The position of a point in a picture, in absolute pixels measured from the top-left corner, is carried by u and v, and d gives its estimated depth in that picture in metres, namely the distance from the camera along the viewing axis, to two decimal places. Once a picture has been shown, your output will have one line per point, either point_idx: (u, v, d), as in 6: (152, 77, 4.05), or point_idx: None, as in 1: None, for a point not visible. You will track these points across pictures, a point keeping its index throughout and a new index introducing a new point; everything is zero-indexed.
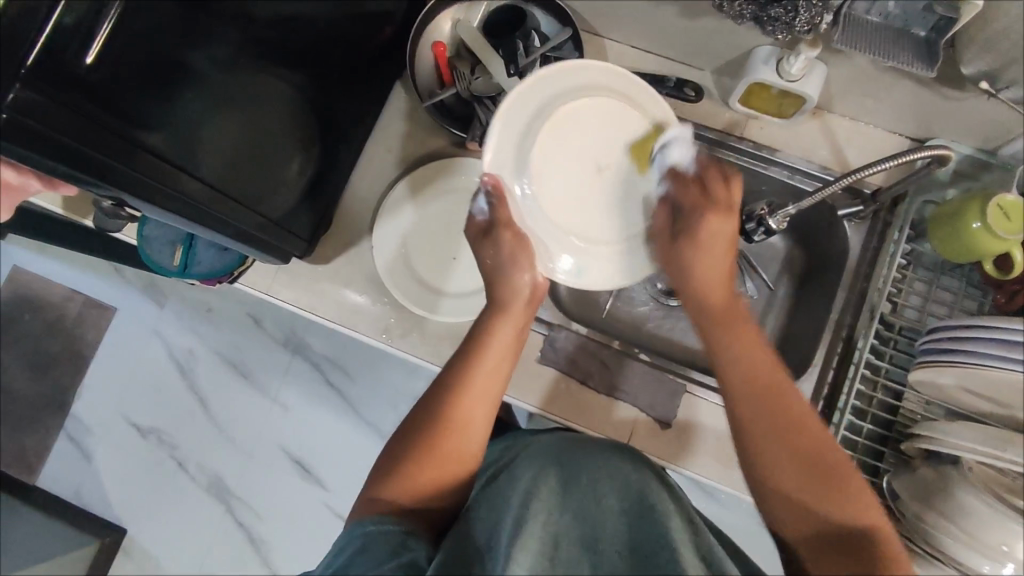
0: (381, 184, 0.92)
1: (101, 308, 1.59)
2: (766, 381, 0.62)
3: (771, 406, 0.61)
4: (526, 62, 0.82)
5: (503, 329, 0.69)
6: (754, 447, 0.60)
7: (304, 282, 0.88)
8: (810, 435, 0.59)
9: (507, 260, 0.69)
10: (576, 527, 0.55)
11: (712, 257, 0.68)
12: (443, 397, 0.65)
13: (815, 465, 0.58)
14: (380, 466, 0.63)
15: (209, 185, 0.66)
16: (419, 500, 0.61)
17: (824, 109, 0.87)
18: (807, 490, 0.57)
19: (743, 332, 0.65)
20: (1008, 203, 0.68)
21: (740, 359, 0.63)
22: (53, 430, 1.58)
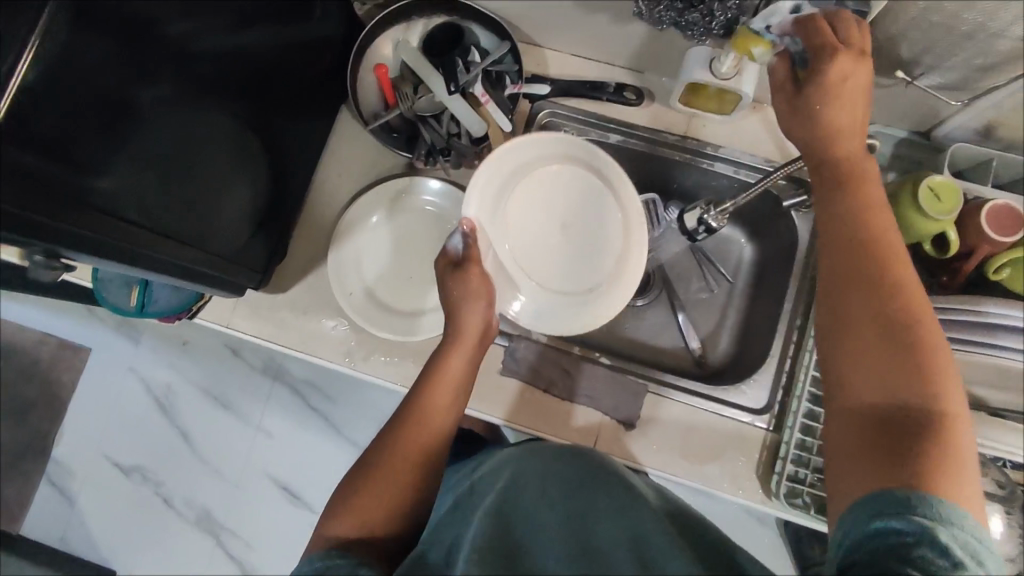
0: (334, 208, 0.92)
1: (75, 349, 1.57)
2: (867, 258, 0.56)
3: (855, 256, 0.56)
4: (468, 78, 0.82)
5: (454, 363, 0.72)
6: (831, 277, 0.58)
7: (262, 312, 0.88)
8: (902, 325, 0.53)
9: (468, 294, 0.74)
10: (525, 526, 0.53)
11: (850, 99, 0.58)
12: (399, 430, 0.67)
13: (884, 342, 0.53)
14: (334, 502, 0.64)
15: (154, 230, 0.66)
16: (365, 531, 0.60)
17: (763, 102, 0.88)
18: (877, 368, 0.53)
19: (853, 190, 0.59)
20: (937, 184, 0.70)
21: (838, 222, 0.59)
22: (34, 476, 1.56)
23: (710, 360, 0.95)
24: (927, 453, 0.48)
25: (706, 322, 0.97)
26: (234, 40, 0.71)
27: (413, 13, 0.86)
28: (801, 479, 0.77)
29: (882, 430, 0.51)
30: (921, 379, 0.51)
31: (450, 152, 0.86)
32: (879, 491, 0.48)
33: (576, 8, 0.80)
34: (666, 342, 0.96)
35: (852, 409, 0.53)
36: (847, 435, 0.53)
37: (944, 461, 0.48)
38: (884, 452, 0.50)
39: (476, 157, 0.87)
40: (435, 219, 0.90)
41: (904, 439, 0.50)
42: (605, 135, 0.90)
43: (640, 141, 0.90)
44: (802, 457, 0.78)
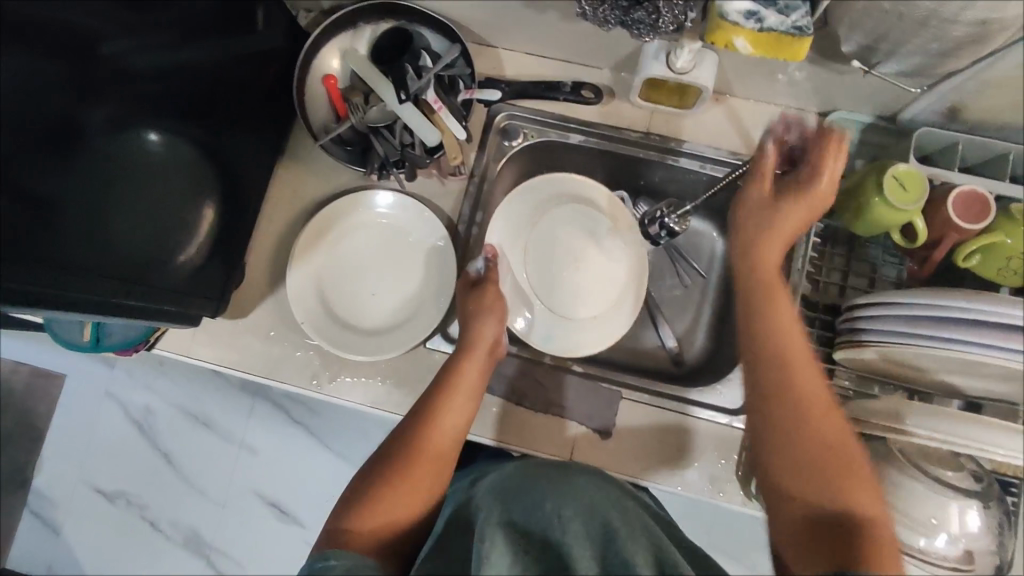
0: (293, 224, 0.88)
1: (49, 376, 1.51)
2: (782, 350, 0.61)
3: (782, 366, 0.60)
4: (419, 84, 0.79)
5: (470, 369, 0.72)
6: (775, 386, 0.60)
7: (224, 339, 0.85)
8: (840, 448, 0.57)
9: (483, 309, 0.77)
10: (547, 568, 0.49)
11: (790, 213, 0.65)
12: (414, 431, 0.67)
13: (816, 448, 0.57)
14: (346, 498, 0.63)
15: (105, 276, 0.67)
16: (381, 530, 0.60)
17: (725, 94, 0.86)
18: (811, 482, 0.56)
19: (778, 301, 0.64)
20: (903, 173, 0.67)
21: (773, 329, 0.62)
22: (16, 508, 1.51)
23: (687, 358, 0.94)
24: (867, 558, 0.50)
25: (682, 320, 0.95)
26: (123, 61, 0.74)
27: (358, 21, 0.83)
28: None
29: (826, 542, 0.53)
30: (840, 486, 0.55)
31: (404, 163, 0.83)
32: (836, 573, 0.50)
33: (526, 7, 0.77)
34: (642, 344, 0.94)
35: (800, 512, 0.56)
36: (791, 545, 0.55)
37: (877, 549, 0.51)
38: (836, 557, 0.51)
39: (431, 166, 0.85)
40: (397, 232, 0.87)
41: (839, 537, 0.53)
42: (566, 135, 0.88)
43: (602, 140, 0.87)
44: None
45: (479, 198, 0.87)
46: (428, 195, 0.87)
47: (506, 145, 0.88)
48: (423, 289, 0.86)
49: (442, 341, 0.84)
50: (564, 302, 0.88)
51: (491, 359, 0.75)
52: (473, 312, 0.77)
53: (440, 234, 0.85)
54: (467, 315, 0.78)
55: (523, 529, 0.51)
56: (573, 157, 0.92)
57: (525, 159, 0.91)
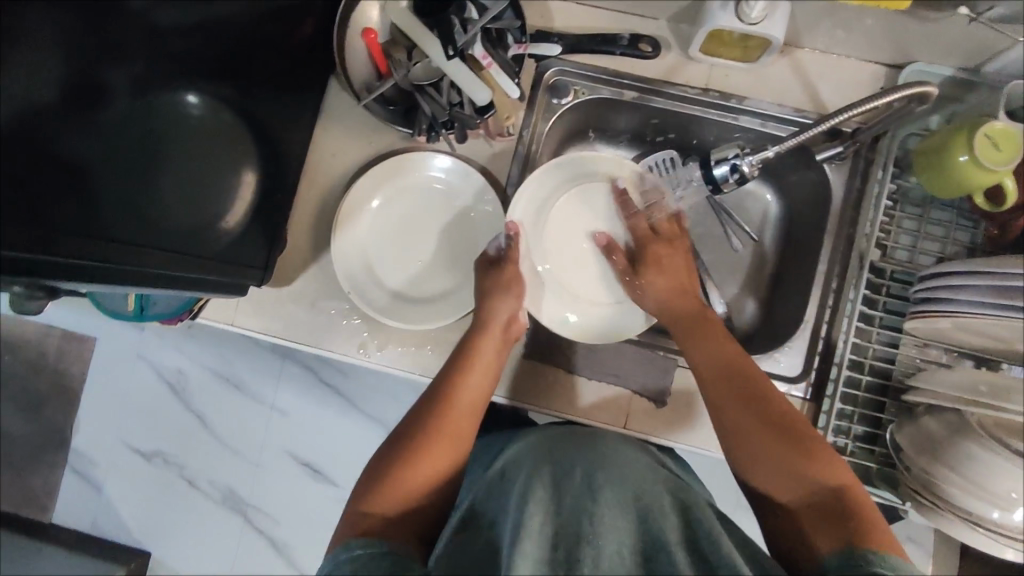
0: (332, 187, 0.84)
1: (82, 339, 1.50)
2: (734, 374, 0.67)
3: (732, 381, 0.67)
4: (466, 39, 0.73)
5: (485, 348, 0.73)
6: (715, 398, 0.67)
7: (267, 307, 0.82)
8: (772, 412, 0.64)
9: (502, 287, 0.76)
10: (577, 520, 0.51)
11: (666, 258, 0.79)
12: (429, 409, 0.67)
13: (781, 429, 0.62)
14: (365, 479, 0.63)
15: (146, 247, 0.67)
16: (400, 509, 0.59)
17: (792, 45, 0.80)
18: (795, 463, 0.60)
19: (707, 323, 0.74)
20: (998, 131, 0.63)
21: (696, 354, 0.71)
22: (57, 467, 1.52)
23: (739, 324, 0.90)
24: (862, 534, 0.54)
25: (732, 285, 0.91)
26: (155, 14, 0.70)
27: None
28: (842, 449, 0.75)
29: (822, 522, 0.57)
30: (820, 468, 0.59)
31: (452, 123, 0.79)
32: (844, 553, 0.53)
33: None
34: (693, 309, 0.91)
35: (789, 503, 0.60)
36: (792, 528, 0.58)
37: (866, 513, 0.56)
38: (832, 529, 0.56)
39: (479, 127, 0.80)
40: (441, 198, 0.84)
41: (832, 514, 0.56)
42: (620, 92, 0.83)
43: (658, 97, 0.82)
44: (841, 426, 0.76)
45: (527, 159, 0.83)
46: (474, 157, 0.83)
47: (555, 103, 0.83)
48: (472, 255, 0.83)
49: None
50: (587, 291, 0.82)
51: (507, 338, 0.74)
52: (487, 292, 0.76)
53: (487, 197, 0.82)
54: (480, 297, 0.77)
55: (553, 485, 0.54)
56: (624, 115, 0.87)
57: (574, 118, 0.87)
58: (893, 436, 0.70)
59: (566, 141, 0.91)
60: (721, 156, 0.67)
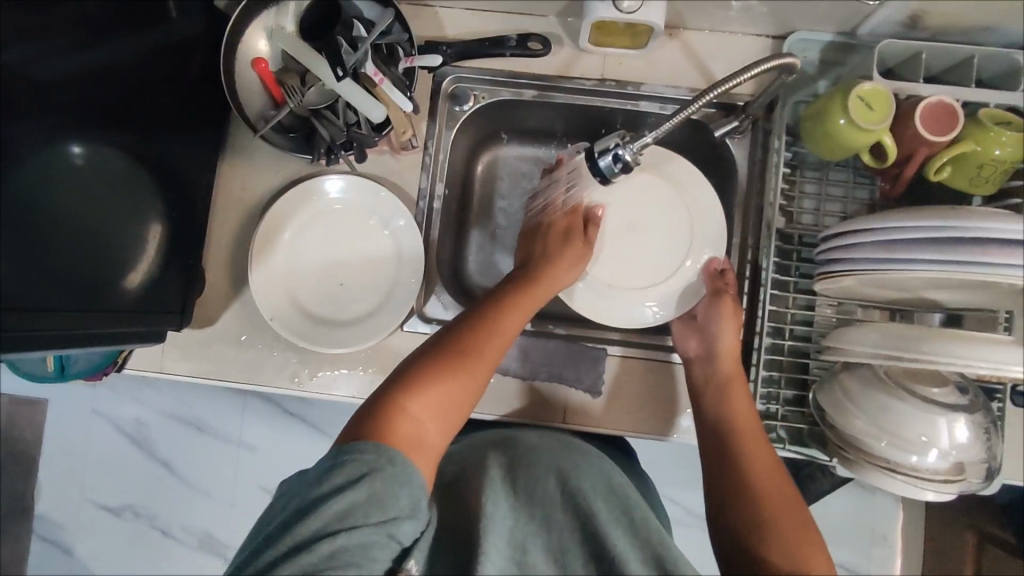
0: (246, 221, 0.84)
1: (32, 403, 1.46)
2: (741, 433, 0.68)
3: (749, 453, 0.67)
4: (355, 58, 0.73)
5: (546, 289, 0.74)
6: (726, 461, 0.67)
7: (194, 350, 0.81)
8: (773, 484, 0.64)
9: (557, 250, 0.77)
10: (546, 527, 0.59)
11: (728, 324, 0.75)
12: (480, 331, 0.67)
13: (777, 501, 0.62)
14: (401, 373, 0.62)
15: (41, 308, 0.65)
16: (430, 424, 0.59)
17: (679, 27, 0.82)
18: (782, 539, 0.59)
19: (737, 394, 0.71)
20: (868, 93, 0.65)
21: (718, 417, 0.70)
22: (25, 534, 1.48)
23: None
24: None
25: None
26: None
27: None
28: (773, 414, 0.77)
29: None
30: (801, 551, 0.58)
31: (352, 144, 0.78)
32: None
33: None
34: None
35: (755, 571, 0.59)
36: None
37: None
38: None
39: (381, 143, 0.81)
40: (356, 218, 0.83)
41: None
42: (519, 92, 0.84)
43: (557, 93, 0.83)
44: (771, 392, 0.77)
45: (436, 169, 0.83)
46: (384, 174, 0.83)
47: (457, 111, 0.84)
48: (392, 271, 0.82)
49: (418, 322, 0.82)
50: (619, 281, 0.81)
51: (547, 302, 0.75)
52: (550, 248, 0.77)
53: (399, 212, 0.81)
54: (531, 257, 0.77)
55: (527, 492, 0.61)
56: (529, 114, 0.87)
57: (479, 122, 0.87)
58: (813, 398, 0.71)
59: (477, 146, 0.91)
60: (603, 147, 0.65)
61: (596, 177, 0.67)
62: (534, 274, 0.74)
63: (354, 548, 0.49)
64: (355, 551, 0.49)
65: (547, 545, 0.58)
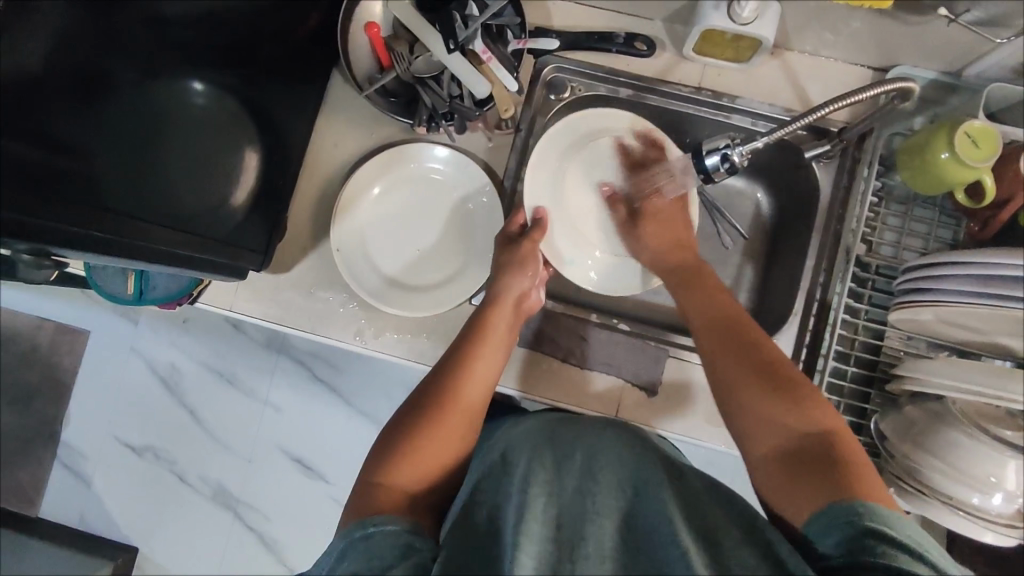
0: (334, 176, 0.86)
1: (74, 332, 1.44)
2: (730, 316, 0.71)
3: (735, 336, 0.68)
4: (467, 34, 0.75)
5: (507, 284, 0.75)
6: (713, 351, 0.68)
7: (266, 294, 0.83)
8: (767, 359, 0.65)
9: (516, 262, 0.77)
10: (580, 503, 0.52)
11: (661, 224, 0.80)
12: (450, 371, 0.69)
13: (771, 378, 0.63)
14: (380, 447, 0.63)
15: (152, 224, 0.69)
16: (416, 483, 0.60)
17: (783, 48, 0.83)
18: (784, 407, 0.61)
19: (710, 287, 0.75)
20: (976, 130, 0.65)
21: (699, 310, 0.72)
22: (46, 460, 1.45)
23: None
24: (849, 478, 0.55)
25: (725, 278, 0.93)
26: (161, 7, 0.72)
27: None
28: None
29: (809, 465, 0.57)
30: (807, 408, 0.60)
31: (452, 115, 0.81)
32: (832, 503, 0.53)
33: None
34: None
35: (775, 452, 0.60)
36: (780, 474, 0.58)
37: (854, 459, 0.57)
38: (823, 479, 0.55)
39: (478, 120, 0.83)
40: (438, 188, 0.86)
41: (823, 459, 0.57)
42: (615, 90, 0.85)
43: (652, 95, 0.85)
44: None
45: (525, 151, 0.85)
46: (473, 149, 0.85)
47: (551, 100, 0.85)
48: (468, 244, 0.85)
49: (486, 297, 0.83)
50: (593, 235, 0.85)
51: (518, 312, 0.75)
52: (518, 260, 0.77)
53: (484, 189, 0.84)
54: (497, 267, 0.77)
55: (556, 467, 0.55)
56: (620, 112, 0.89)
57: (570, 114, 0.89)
58: (876, 423, 0.72)
59: None
60: (713, 146, 0.66)
61: (698, 174, 0.68)
62: (491, 295, 0.76)
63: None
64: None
65: (593, 537, 0.50)
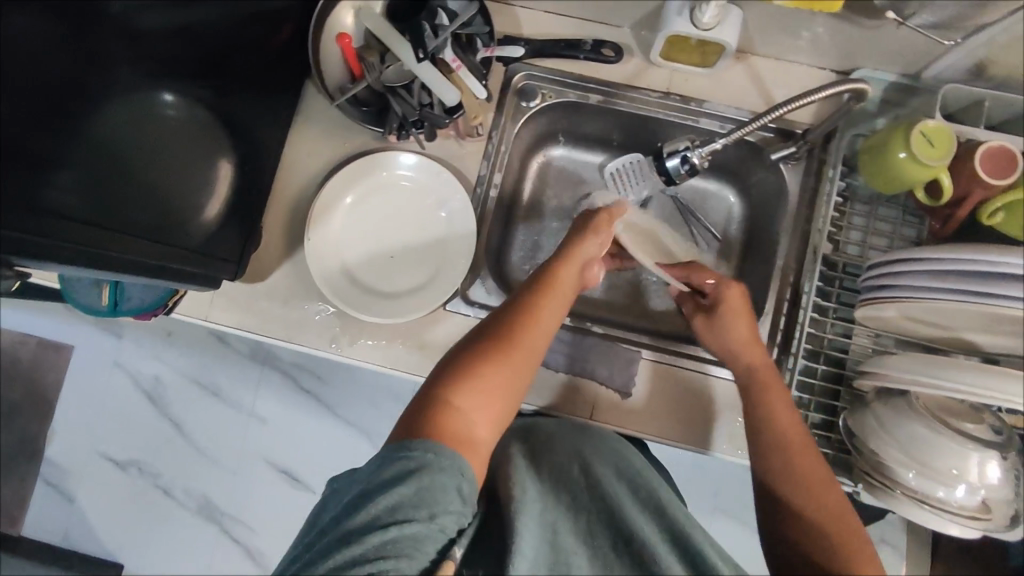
0: (309, 185, 0.87)
1: (56, 347, 1.43)
2: (788, 436, 0.66)
3: (790, 463, 0.64)
4: (436, 43, 0.76)
5: (585, 244, 0.73)
6: (768, 477, 0.65)
7: (242, 303, 0.84)
8: (821, 494, 0.62)
9: (582, 235, 0.74)
10: (576, 519, 0.55)
11: (733, 325, 0.74)
12: (517, 315, 0.66)
13: (825, 517, 0.61)
14: (447, 368, 0.61)
15: (126, 234, 0.69)
16: (480, 413, 0.58)
17: (747, 52, 0.85)
18: (833, 551, 0.58)
19: (775, 398, 0.69)
20: (931, 129, 0.67)
21: (759, 426, 0.68)
22: (28, 476, 1.44)
23: None
24: None
25: None
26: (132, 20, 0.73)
27: None
28: None
29: None
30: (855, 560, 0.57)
31: (422, 123, 0.81)
32: None
33: None
34: (656, 305, 0.94)
35: None
36: None
37: None
38: None
39: (449, 126, 0.84)
40: (412, 194, 0.86)
41: None
42: (585, 95, 0.87)
43: (621, 101, 0.86)
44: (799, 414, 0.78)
45: (496, 158, 0.86)
46: (446, 157, 0.86)
47: (524, 106, 0.87)
48: (442, 249, 0.85)
49: (461, 302, 0.84)
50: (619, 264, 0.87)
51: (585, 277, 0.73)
52: (581, 234, 0.74)
53: (456, 194, 0.84)
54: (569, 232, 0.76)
55: (555, 481, 0.59)
56: (591, 119, 0.90)
57: (542, 120, 0.90)
58: (845, 421, 0.71)
59: (535, 144, 0.94)
60: (673, 148, 0.70)
61: (661, 176, 0.72)
62: (566, 248, 0.73)
63: (409, 539, 0.48)
64: (408, 542, 0.48)
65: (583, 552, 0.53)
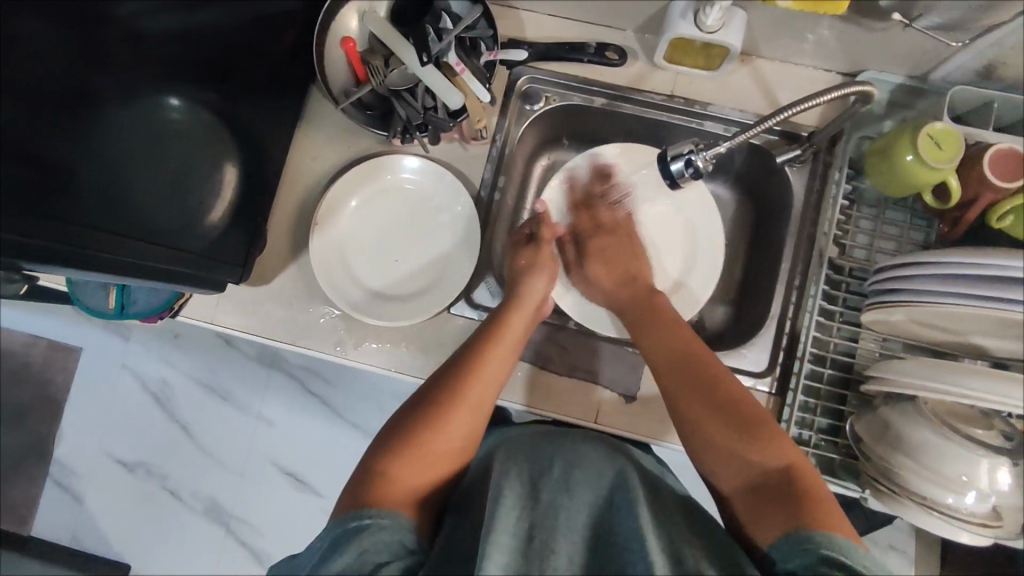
0: (313, 189, 0.87)
1: (66, 348, 1.44)
2: (685, 349, 0.70)
3: (689, 372, 0.67)
4: (440, 47, 0.77)
5: (533, 286, 0.78)
6: (671, 393, 0.67)
7: (247, 306, 0.84)
8: (723, 393, 0.65)
9: (532, 269, 0.80)
10: (556, 516, 0.51)
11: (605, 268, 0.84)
12: (461, 369, 0.68)
13: (725, 412, 0.63)
14: (387, 435, 0.63)
15: (132, 238, 0.69)
16: (416, 480, 0.59)
17: (753, 55, 0.84)
18: (737, 439, 0.61)
19: (661, 323, 0.74)
20: (939, 131, 0.66)
21: (653, 348, 0.72)
22: (38, 476, 1.45)
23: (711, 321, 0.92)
24: (807, 510, 0.54)
25: None
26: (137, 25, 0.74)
27: None
28: (805, 441, 0.76)
29: (773, 498, 0.57)
30: (757, 441, 0.60)
31: (426, 127, 0.82)
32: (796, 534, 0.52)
33: None
34: None
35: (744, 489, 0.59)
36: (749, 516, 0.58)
37: (814, 494, 0.56)
38: (785, 513, 0.55)
39: (453, 130, 0.84)
40: (416, 198, 0.86)
41: (784, 494, 0.56)
42: (589, 98, 0.87)
43: (625, 104, 0.86)
44: (805, 419, 0.77)
45: (501, 162, 0.86)
46: (449, 160, 0.87)
47: (527, 110, 0.87)
48: (446, 253, 0.85)
49: (465, 305, 0.84)
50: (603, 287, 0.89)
51: (536, 315, 0.78)
52: (524, 272, 0.80)
53: (460, 198, 0.85)
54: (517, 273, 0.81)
55: (533, 483, 0.54)
56: (595, 122, 0.90)
57: (546, 124, 0.90)
58: (852, 425, 0.71)
59: (539, 148, 0.94)
60: (677, 151, 0.68)
61: (665, 179, 0.70)
62: (512, 296, 0.77)
63: None
64: None
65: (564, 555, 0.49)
